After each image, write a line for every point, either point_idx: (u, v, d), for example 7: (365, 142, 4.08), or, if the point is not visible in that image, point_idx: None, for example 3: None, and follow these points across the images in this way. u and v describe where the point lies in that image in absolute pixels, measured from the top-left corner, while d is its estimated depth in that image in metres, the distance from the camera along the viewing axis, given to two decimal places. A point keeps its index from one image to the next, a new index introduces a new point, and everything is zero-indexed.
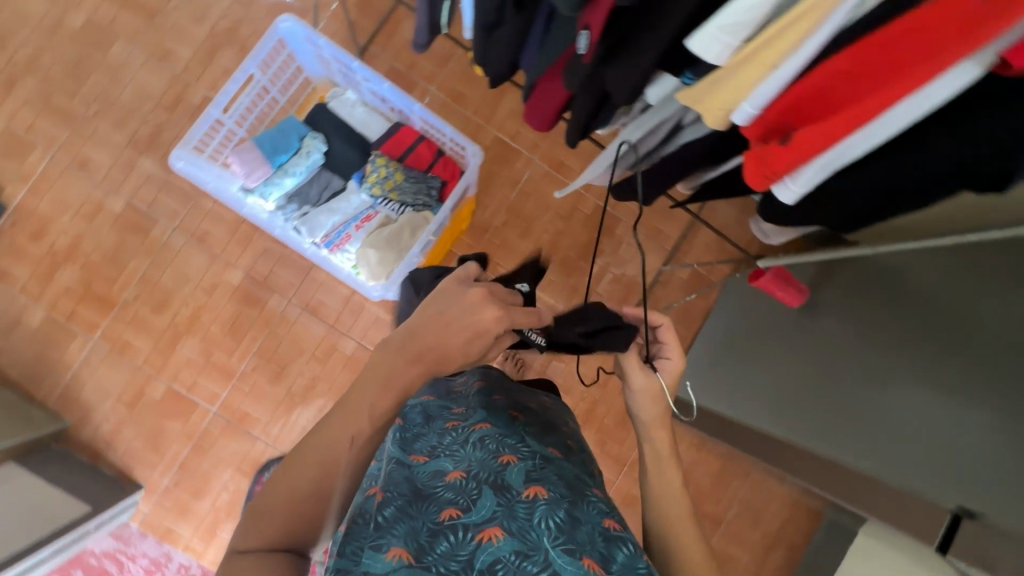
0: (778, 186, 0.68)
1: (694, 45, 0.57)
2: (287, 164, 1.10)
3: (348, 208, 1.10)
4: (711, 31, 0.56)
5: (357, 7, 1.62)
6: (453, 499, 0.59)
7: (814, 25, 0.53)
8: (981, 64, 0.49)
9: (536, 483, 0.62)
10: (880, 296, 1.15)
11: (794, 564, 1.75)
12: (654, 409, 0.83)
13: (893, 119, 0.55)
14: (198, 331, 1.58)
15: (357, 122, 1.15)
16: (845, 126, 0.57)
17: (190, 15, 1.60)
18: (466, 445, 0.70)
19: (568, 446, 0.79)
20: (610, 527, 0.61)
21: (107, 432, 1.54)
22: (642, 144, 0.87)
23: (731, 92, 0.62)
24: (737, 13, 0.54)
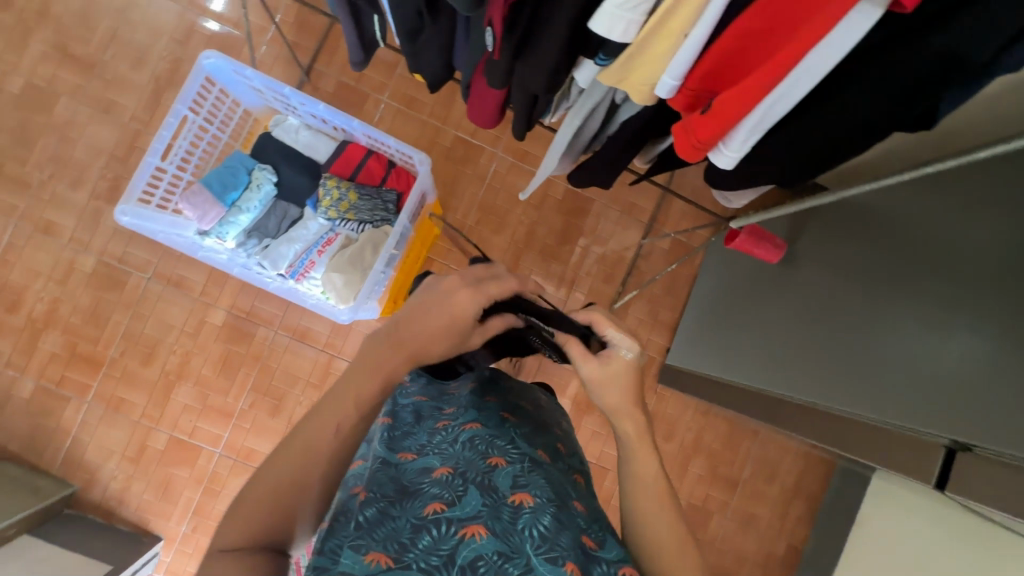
0: (713, 153, 0.67)
1: (597, 27, 0.57)
2: (240, 201, 1.10)
3: (307, 235, 1.12)
4: (613, 10, 0.56)
5: (295, 27, 1.60)
6: (438, 492, 0.62)
7: None
8: (879, 5, 0.48)
9: (523, 489, 0.64)
10: (854, 238, 1.14)
11: (815, 513, 1.76)
12: (613, 396, 0.80)
13: (807, 70, 0.54)
14: (190, 377, 1.58)
15: (304, 146, 1.15)
16: (763, 85, 0.56)
17: (128, 61, 1.57)
18: (455, 444, 0.71)
19: (558, 450, 0.78)
20: (588, 544, 0.62)
21: (117, 489, 1.55)
22: (584, 129, 0.85)
23: (649, 65, 0.62)
24: None
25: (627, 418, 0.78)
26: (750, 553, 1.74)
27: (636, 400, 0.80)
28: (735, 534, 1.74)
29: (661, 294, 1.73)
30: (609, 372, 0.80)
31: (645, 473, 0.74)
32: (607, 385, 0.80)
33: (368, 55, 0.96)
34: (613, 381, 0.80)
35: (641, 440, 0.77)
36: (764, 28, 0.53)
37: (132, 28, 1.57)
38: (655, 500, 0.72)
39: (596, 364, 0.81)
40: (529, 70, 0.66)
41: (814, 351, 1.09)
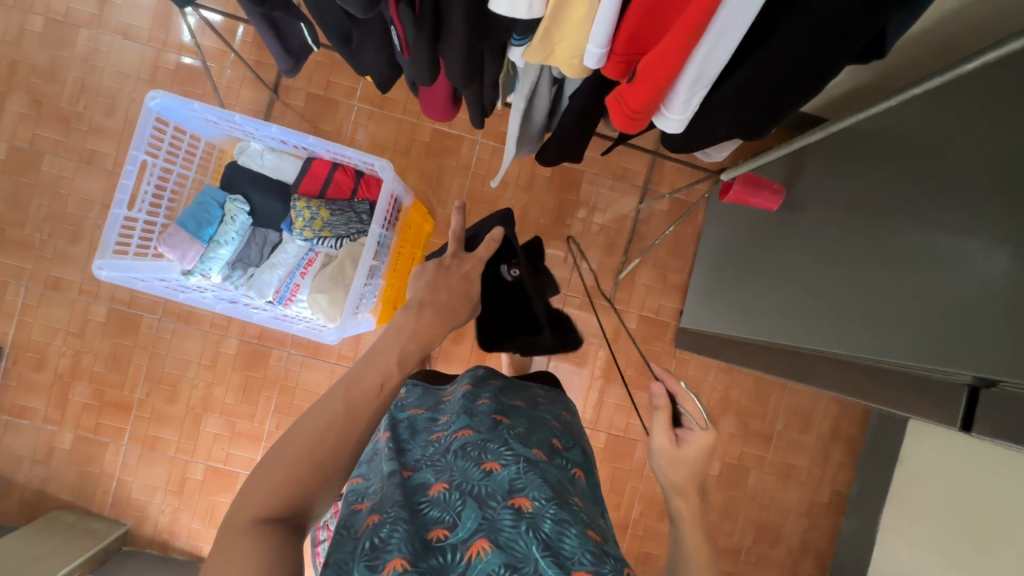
0: (659, 119, 0.64)
1: (498, 8, 0.54)
2: (217, 234, 1.10)
3: (288, 258, 1.11)
4: None
5: (255, 46, 1.58)
6: (439, 515, 0.62)
7: None
8: None
9: (520, 494, 0.64)
10: (855, 171, 1.08)
11: (857, 455, 1.72)
12: (676, 471, 0.86)
13: (729, 18, 0.50)
14: (215, 407, 1.62)
15: (271, 169, 1.14)
16: (687, 40, 0.52)
17: (102, 109, 1.58)
18: (448, 454, 0.71)
19: (554, 445, 0.78)
20: (596, 534, 0.62)
21: (167, 522, 1.61)
22: (534, 110, 0.82)
23: (571, 36, 0.58)
24: None
25: (686, 494, 0.83)
26: (794, 504, 1.72)
27: (701, 487, 0.85)
28: (776, 487, 1.71)
29: (667, 257, 1.69)
30: (683, 454, 0.87)
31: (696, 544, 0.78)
32: (677, 461, 0.86)
33: (298, 61, 0.94)
34: (681, 459, 0.86)
35: (695, 512, 0.81)
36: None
37: (100, 75, 1.58)
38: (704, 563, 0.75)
39: (674, 441, 0.88)
40: (448, 61, 0.64)
41: (827, 297, 1.04)
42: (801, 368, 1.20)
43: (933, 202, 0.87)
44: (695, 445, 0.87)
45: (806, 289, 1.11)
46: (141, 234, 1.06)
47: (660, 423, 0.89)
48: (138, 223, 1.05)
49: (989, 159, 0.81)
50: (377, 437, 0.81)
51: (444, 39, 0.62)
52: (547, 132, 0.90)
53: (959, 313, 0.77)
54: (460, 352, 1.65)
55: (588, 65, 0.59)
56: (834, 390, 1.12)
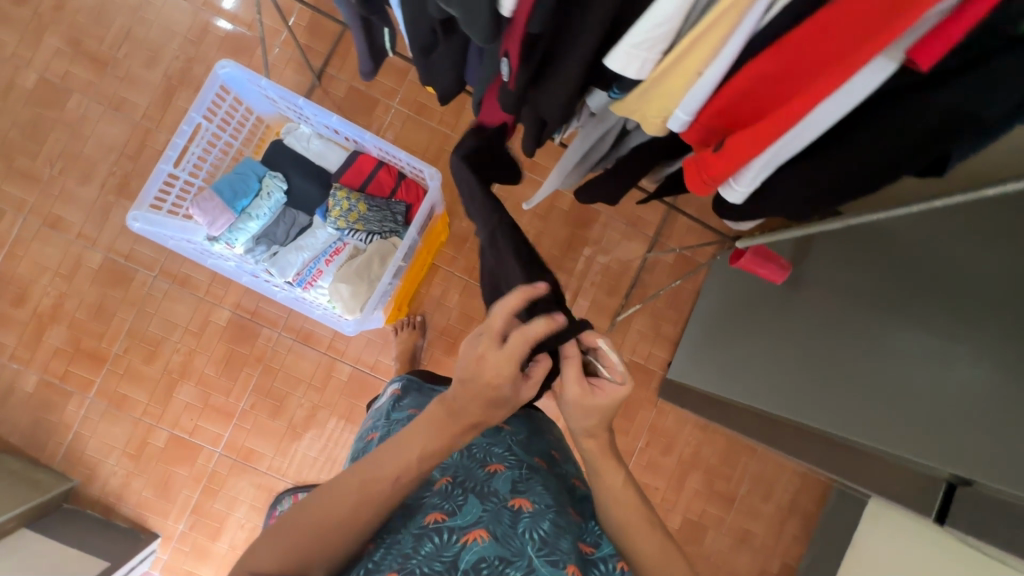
0: (723, 188, 0.68)
1: (613, 63, 0.58)
2: (250, 207, 1.11)
3: (316, 243, 1.13)
4: (627, 50, 0.57)
5: (309, 31, 1.60)
6: (439, 502, 0.66)
7: (728, 31, 0.54)
8: (895, 60, 0.49)
9: (521, 494, 0.68)
10: (859, 264, 1.14)
11: (811, 531, 1.76)
12: (590, 421, 0.70)
13: (818, 117, 0.55)
14: (192, 375, 1.58)
15: (315, 155, 1.16)
16: (774, 129, 0.57)
17: (142, 60, 1.58)
18: (454, 454, 0.75)
19: (552, 456, 0.83)
20: (586, 550, 0.68)
21: (117, 485, 1.55)
22: (594, 151, 0.86)
23: (660, 100, 0.63)
24: (647, 30, 0.55)
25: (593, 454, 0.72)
26: (744, 570, 1.75)
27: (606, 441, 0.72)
28: (730, 550, 1.74)
29: (664, 308, 1.74)
30: (591, 407, 0.68)
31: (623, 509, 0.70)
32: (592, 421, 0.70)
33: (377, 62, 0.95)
34: (596, 414, 0.69)
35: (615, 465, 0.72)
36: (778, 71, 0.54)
37: (147, 27, 1.58)
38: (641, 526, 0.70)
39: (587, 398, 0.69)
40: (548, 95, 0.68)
41: (818, 376, 1.09)
42: (772, 433, 1.27)
43: (924, 307, 0.94)
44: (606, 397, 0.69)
45: (794, 360, 1.17)
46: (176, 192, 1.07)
47: (570, 378, 0.68)
48: (177, 181, 1.07)
49: (982, 277, 0.87)
50: (370, 438, 0.91)
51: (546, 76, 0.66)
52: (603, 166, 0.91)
53: (940, 412, 0.83)
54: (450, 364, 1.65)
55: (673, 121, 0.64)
56: (798, 459, 1.20)
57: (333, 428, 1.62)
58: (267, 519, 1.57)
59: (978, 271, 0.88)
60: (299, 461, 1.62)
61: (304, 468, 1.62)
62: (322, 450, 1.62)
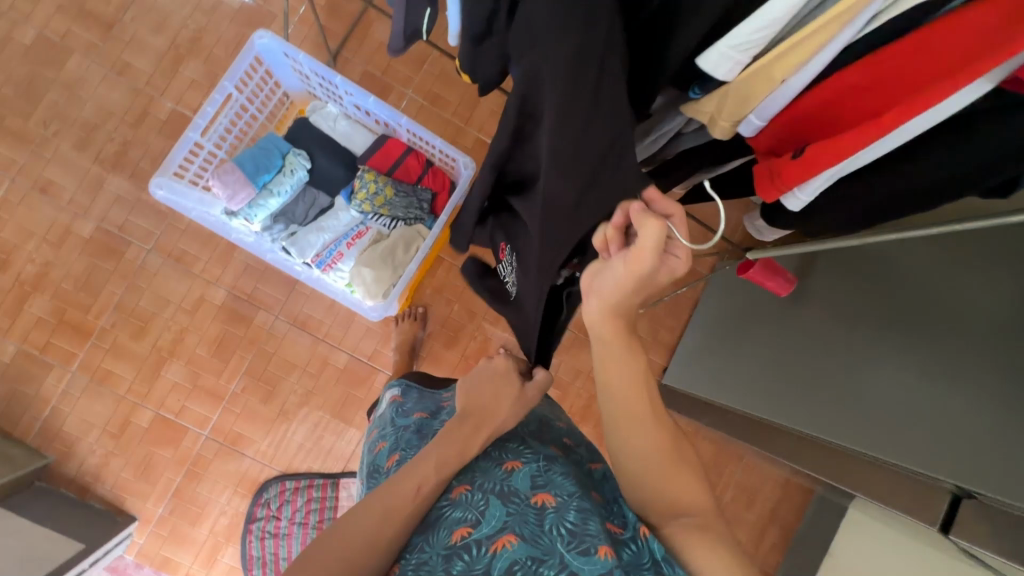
0: (787, 196, 0.73)
1: (706, 62, 0.59)
2: (271, 184, 1.09)
3: (338, 225, 1.12)
4: (722, 50, 0.58)
5: (326, 11, 1.57)
6: (462, 515, 0.65)
7: (828, 40, 0.57)
8: (987, 85, 0.53)
9: (542, 488, 0.66)
10: (864, 280, 1.16)
11: (789, 540, 1.81)
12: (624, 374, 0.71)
13: (901, 134, 0.59)
14: (182, 355, 1.53)
15: (342, 136, 1.14)
16: (855, 141, 0.62)
17: (149, 25, 1.52)
18: (469, 456, 0.75)
19: (565, 442, 0.82)
20: (614, 530, 0.65)
21: (95, 464, 1.49)
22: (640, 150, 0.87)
23: (739, 104, 0.66)
24: (748, 33, 0.56)
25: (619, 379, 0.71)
26: None
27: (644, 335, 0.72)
28: None
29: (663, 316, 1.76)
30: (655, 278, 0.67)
31: (645, 435, 0.69)
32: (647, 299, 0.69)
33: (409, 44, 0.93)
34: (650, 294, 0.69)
35: (637, 382, 0.70)
36: (870, 82, 0.60)
37: None
38: (660, 451, 0.68)
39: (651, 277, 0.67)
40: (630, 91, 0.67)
41: (824, 388, 1.11)
42: (768, 440, 1.31)
43: (927, 330, 0.96)
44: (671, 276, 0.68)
45: (795, 371, 1.21)
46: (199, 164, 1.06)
47: (645, 251, 0.63)
48: (202, 150, 1.06)
49: (986, 308, 0.90)
50: (381, 448, 0.88)
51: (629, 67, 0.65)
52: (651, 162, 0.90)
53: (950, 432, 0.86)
54: (449, 358, 1.64)
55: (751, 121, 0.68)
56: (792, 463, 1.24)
57: (326, 416, 1.59)
58: (251, 506, 1.53)
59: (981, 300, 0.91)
60: (288, 448, 1.58)
61: (293, 455, 1.58)
62: (313, 438, 1.58)
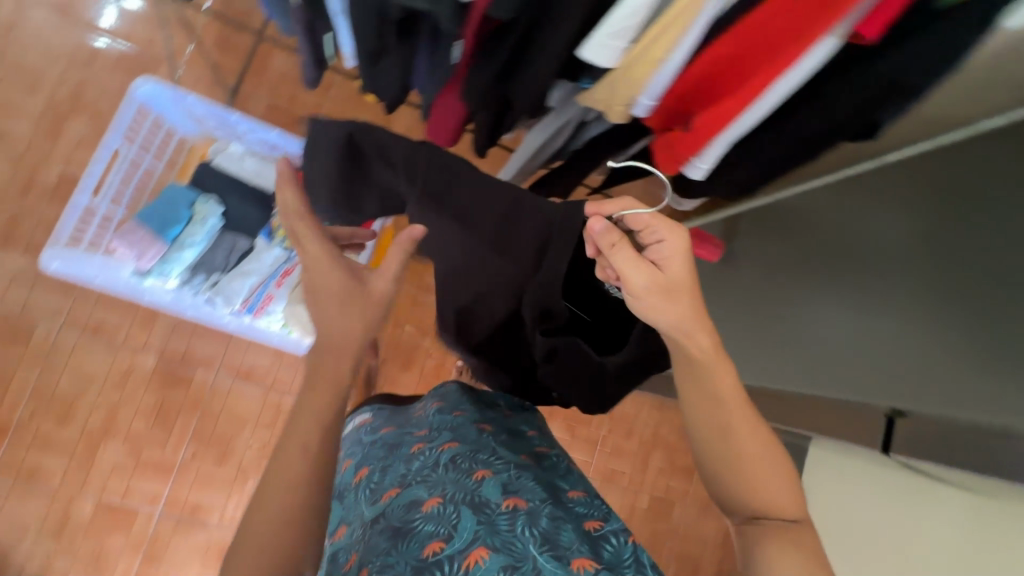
0: (688, 167, 0.76)
1: (589, 53, 0.62)
2: (182, 236, 1.03)
3: (262, 267, 1.09)
4: (602, 39, 0.62)
5: (218, 47, 1.49)
6: (433, 529, 0.62)
7: (689, 19, 0.60)
8: (839, 39, 0.57)
9: (513, 494, 0.66)
10: (793, 238, 1.21)
11: None
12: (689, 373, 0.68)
13: (776, 94, 0.63)
14: (117, 432, 1.42)
15: (251, 174, 1.09)
16: (738, 105, 0.66)
17: (20, 86, 1.40)
18: (437, 468, 0.72)
19: (538, 453, 0.82)
20: (592, 526, 0.66)
21: (36, 570, 1.36)
22: (551, 145, 0.90)
23: (627, 86, 0.68)
24: (622, 21, 0.60)
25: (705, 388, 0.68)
26: (711, 536, 1.84)
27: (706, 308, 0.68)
28: (696, 519, 1.83)
29: None
30: (667, 275, 0.67)
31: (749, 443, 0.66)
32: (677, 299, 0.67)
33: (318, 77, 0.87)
34: (675, 288, 0.67)
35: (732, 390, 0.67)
36: (740, 49, 0.62)
37: (23, 50, 1.41)
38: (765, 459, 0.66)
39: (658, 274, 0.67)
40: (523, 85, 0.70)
41: (771, 343, 1.16)
42: None
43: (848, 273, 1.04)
44: (682, 258, 0.67)
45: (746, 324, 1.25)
46: (99, 227, 1.05)
47: (631, 268, 0.66)
48: (100, 212, 1.05)
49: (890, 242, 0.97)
50: (352, 468, 0.83)
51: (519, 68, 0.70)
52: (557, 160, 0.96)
53: (875, 359, 0.91)
54: (407, 380, 1.61)
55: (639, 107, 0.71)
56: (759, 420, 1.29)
57: None
58: None
59: (890, 235, 0.98)
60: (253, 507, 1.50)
61: None
62: None
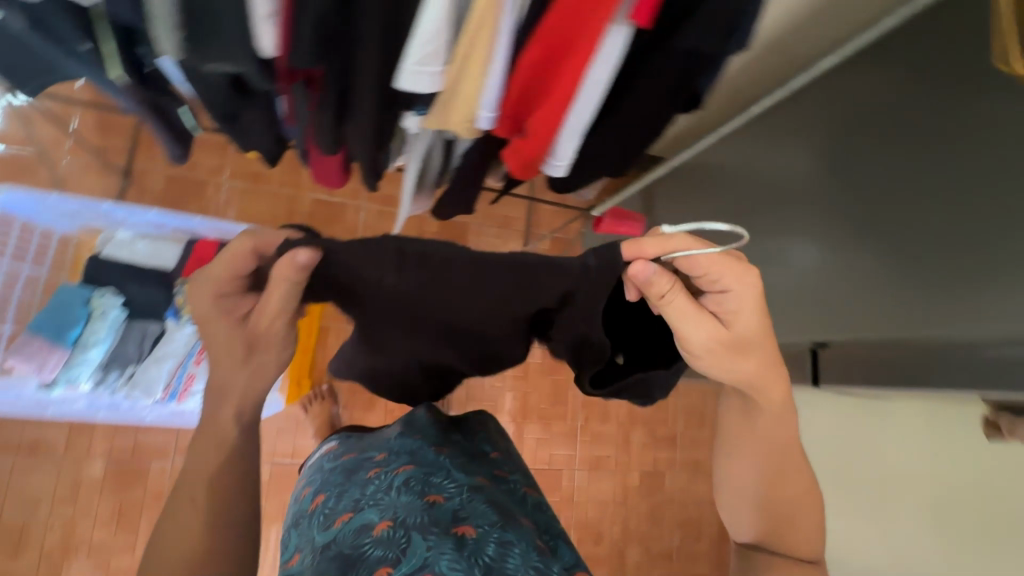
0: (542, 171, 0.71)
1: (405, 84, 0.51)
2: (84, 336, 0.92)
3: (178, 348, 0.96)
4: (412, 61, 0.51)
5: (97, 130, 1.38)
6: (383, 554, 0.57)
7: (493, 26, 0.52)
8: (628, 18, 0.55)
9: (464, 522, 0.62)
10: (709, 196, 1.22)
11: None
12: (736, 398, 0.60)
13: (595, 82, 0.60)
14: (81, 548, 1.35)
15: (146, 258, 1.00)
16: (562, 104, 0.61)
17: None
18: (390, 490, 0.66)
19: (495, 475, 0.77)
20: (541, 546, 0.62)
21: None
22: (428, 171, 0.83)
23: (461, 103, 0.56)
24: (426, 35, 0.49)
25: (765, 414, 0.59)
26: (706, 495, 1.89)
27: (777, 358, 0.58)
28: (688, 483, 1.87)
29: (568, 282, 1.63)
30: (731, 328, 0.54)
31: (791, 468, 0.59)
32: (745, 351, 0.55)
33: (186, 146, 0.83)
34: (743, 342, 0.55)
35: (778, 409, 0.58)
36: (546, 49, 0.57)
37: None
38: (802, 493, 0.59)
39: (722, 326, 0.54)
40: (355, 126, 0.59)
41: None
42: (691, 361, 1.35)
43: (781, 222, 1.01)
44: (749, 316, 0.54)
45: None
46: None
47: (691, 325, 0.53)
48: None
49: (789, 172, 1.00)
50: (306, 496, 0.76)
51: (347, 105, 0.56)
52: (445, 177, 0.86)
53: (808, 297, 0.93)
54: (374, 417, 1.59)
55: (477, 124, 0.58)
56: None
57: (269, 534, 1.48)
58: None
59: (792, 169, 1.00)
60: None
61: None
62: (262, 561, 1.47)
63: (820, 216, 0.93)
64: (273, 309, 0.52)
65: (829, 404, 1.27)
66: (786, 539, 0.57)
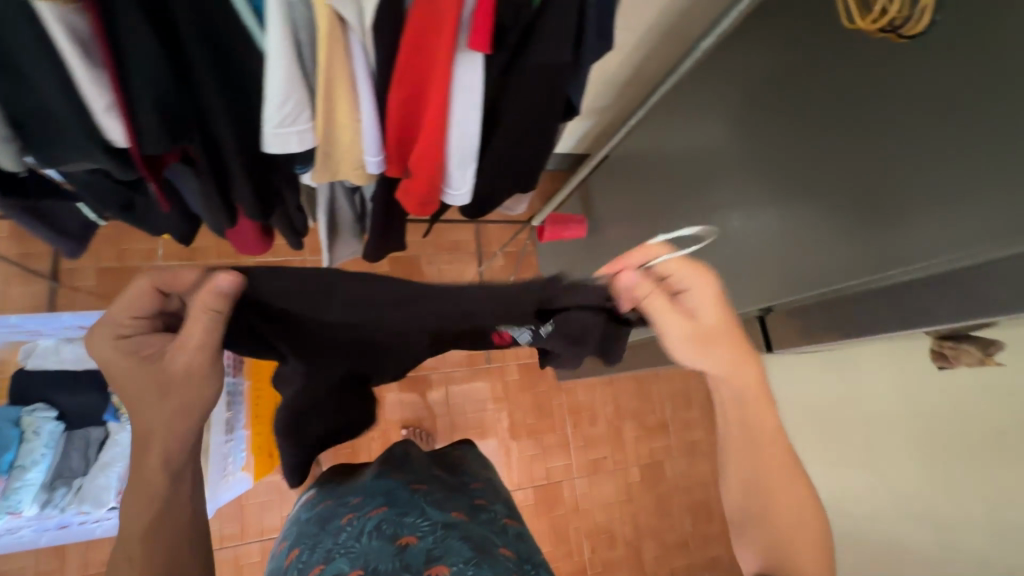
0: (446, 196, 0.54)
1: (269, 148, 0.43)
2: (18, 458, 0.86)
3: (124, 448, 0.92)
4: (272, 127, 0.42)
5: (13, 235, 1.19)
6: None
7: (347, 65, 0.42)
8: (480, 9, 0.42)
9: (437, 564, 0.52)
10: (638, 179, 1.08)
11: None
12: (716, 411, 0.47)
13: (468, 83, 0.44)
14: None
15: (74, 363, 0.94)
16: (439, 103, 0.44)
17: None
18: (361, 538, 0.56)
19: (477, 505, 0.67)
20: None
21: None
22: (340, 214, 0.72)
23: (342, 154, 0.47)
24: (277, 99, 0.41)
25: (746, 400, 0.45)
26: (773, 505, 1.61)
27: (749, 344, 0.46)
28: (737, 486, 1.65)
29: None
30: (705, 325, 0.46)
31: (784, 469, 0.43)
32: (707, 345, 0.45)
33: (87, 241, 0.75)
34: (717, 339, 0.46)
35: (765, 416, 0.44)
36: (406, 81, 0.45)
37: None
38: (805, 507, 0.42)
39: (687, 318, 0.45)
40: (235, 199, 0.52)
41: None
42: None
43: None
44: (714, 304, 0.46)
45: None
46: None
47: (664, 319, 0.45)
48: None
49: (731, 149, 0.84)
50: (276, 551, 0.64)
51: (229, 176, 0.50)
52: (368, 227, 0.77)
53: (748, 266, 0.79)
54: None
55: (372, 171, 0.49)
56: None
57: None
58: None
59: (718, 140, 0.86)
60: None
61: None
62: None
63: (763, 175, 0.76)
64: (193, 345, 0.39)
65: (808, 371, 1.16)
66: (788, 570, 0.40)
